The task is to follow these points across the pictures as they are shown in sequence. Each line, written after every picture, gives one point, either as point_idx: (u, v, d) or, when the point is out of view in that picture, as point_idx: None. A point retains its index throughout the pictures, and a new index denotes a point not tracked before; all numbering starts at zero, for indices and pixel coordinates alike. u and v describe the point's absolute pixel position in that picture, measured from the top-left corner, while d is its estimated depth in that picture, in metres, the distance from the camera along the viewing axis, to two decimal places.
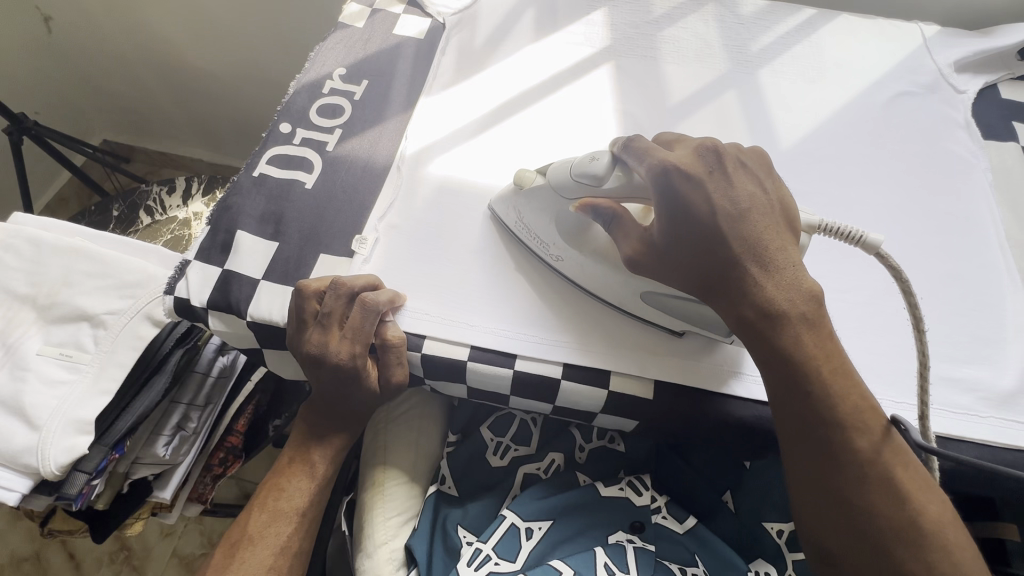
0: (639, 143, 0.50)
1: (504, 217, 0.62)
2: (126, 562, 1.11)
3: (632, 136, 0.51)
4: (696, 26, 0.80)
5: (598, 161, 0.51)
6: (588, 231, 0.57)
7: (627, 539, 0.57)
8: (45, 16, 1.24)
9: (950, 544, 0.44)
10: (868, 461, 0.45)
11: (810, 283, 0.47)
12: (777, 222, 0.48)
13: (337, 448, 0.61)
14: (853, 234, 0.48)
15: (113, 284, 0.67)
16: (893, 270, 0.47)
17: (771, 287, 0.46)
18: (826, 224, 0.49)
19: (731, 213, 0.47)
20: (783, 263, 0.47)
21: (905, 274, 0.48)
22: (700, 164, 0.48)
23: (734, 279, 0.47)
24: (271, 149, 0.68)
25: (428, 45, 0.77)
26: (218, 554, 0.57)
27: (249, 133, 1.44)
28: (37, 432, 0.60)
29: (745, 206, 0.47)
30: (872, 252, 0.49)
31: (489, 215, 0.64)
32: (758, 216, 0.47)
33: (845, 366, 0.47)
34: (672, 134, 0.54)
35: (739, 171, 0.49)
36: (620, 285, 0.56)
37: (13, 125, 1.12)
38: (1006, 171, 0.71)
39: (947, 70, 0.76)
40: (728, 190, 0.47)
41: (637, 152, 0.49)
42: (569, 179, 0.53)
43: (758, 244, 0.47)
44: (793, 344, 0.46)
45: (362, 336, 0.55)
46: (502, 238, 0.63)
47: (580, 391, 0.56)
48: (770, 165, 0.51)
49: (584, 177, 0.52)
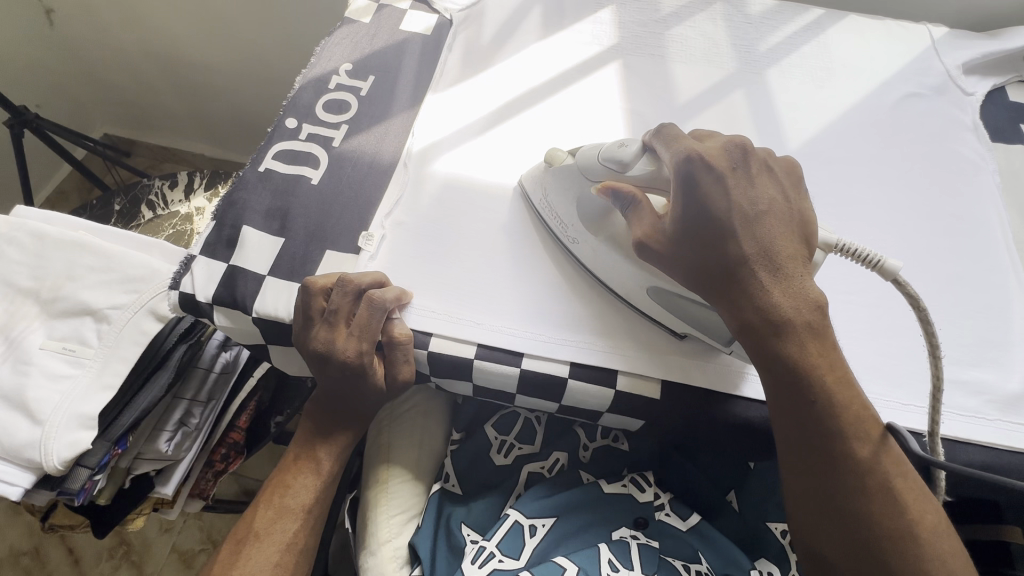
0: (671, 130, 0.51)
1: (531, 194, 0.63)
2: (125, 558, 1.11)
3: (664, 124, 0.52)
4: (704, 26, 0.80)
5: (627, 148, 0.52)
6: (609, 218, 0.56)
7: (631, 535, 0.57)
8: (46, 8, 1.24)
9: (947, 554, 0.44)
10: (868, 471, 0.45)
11: (817, 294, 0.47)
12: (790, 230, 0.48)
13: (343, 445, 0.61)
14: (872, 258, 0.48)
15: (118, 278, 0.66)
16: (912, 299, 0.47)
17: (779, 294, 0.46)
18: (843, 245, 0.49)
19: (747, 214, 0.47)
20: (792, 272, 0.46)
21: (922, 303, 0.47)
22: (724, 158, 0.48)
23: (737, 283, 0.47)
24: (277, 144, 0.68)
25: (434, 40, 0.76)
26: (224, 552, 0.57)
27: (251, 129, 1.44)
28: (39, 426, 0.59)
29: (763, 208, 0.47)
30: (888, 278, 0.48)
31: (516, 195, 0.65)
32: (773, 222, 0.47)
33: (848, 376, 0.47)
34: (705, 130, 0.54)
35: (762, 173, 0.49)
36: (631, 279, 0.56)
37: (14, 117, 1.11)
38: (1014, 174, 0.71)
39: (956, 72, 0.76)
40: (749, 189, 0.48)
41: (667, 137, 0.50)
42: (596, 162, 0.54)
43: (770, 249, 0.47)
44: (797, 355, 0.46)
45: (369, 333, 0.55)
46: (529, 217, 0.64)
47: (587, 391, 0.56)
48: (798, 178, 0.51)
49: (611, 161, 0.53)
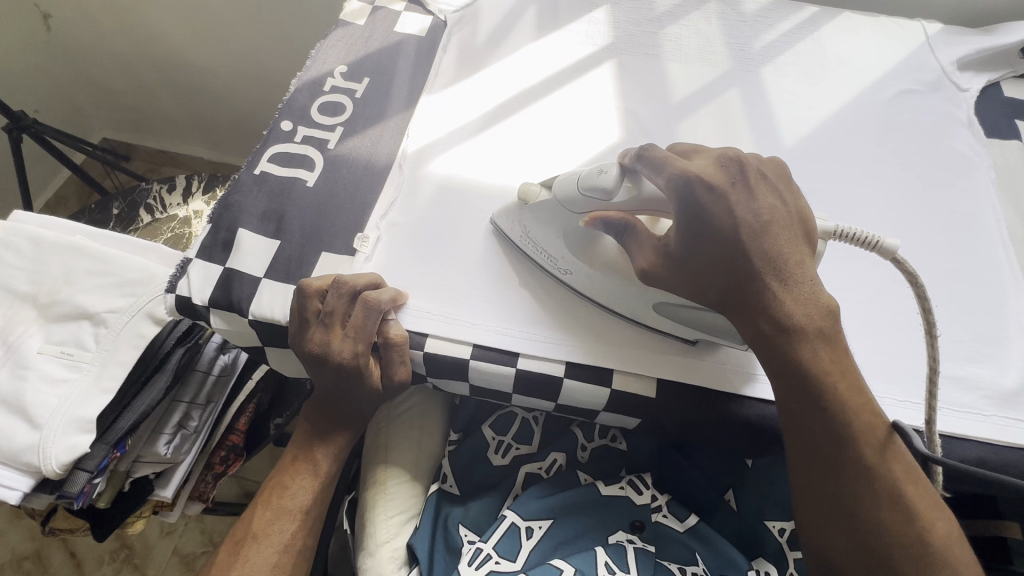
0: (655, 152, 0.49)
1: (508, 232, 0.61)
2: (126, 561, 1.11)
3: (645, 146, 0.50)
4: (698, 25, 0.80)
5: (607, 174, 0.52)
6: (597, 243, 0.57)
7: (627, 540, 0.57)
8: (44, 13, 1.24)
9: (956, 560, 0.44)
10: (876, 475, 0.45)
11: (828, 299, 0.47)
12: (796, 237, 0.47)
13: (340, 447, 0.61)
14: (869, 239, 0.47)
15: (115, 282, 0.67)
16: (910, 276, 0.46)
17: (790, 301, 0.46)
18: (841, 230, 0.49)
19: (753, 227, 0.46)
20: (802, 278, 0.46)
21: (921, 280, 0.46)
22: (723, 175, 0.47)
23: (752, 292, 0.47)
24: (272, 147, 0.68)
25: (429, 42, 0.76)
26: (224, 551, 0.58)
27: (248, 132, 1.44)
28: (38, 430, 0.60)
29: (766, 219, 0.47)
30: (888, 258, 0.48)
31: (490, 227, 0.63)
32: (779, 230, 0.47)
33: (859, 382, 0.47)
34: (687, 144, 0.54)
35: (761, 183, 0.48)
36: (630, 293, 0.56)
37: (13, 122, 1.11)
38: (1010, 169, 0.70)
39: (950, 67, 0.76)
40: (749, 202, 0.47)
41: (653, 161, 0.49)
42: (577, 193, 0.54)
43: (777, 258, 0.46)
44: (808, 359, 0.46)
45: (364, 335, 0.55)
46: (504, 249, 0.62)
47: (581, 390, 0.56)
48: (788, 177, 0.50)
49: (593, 190, 0.52)
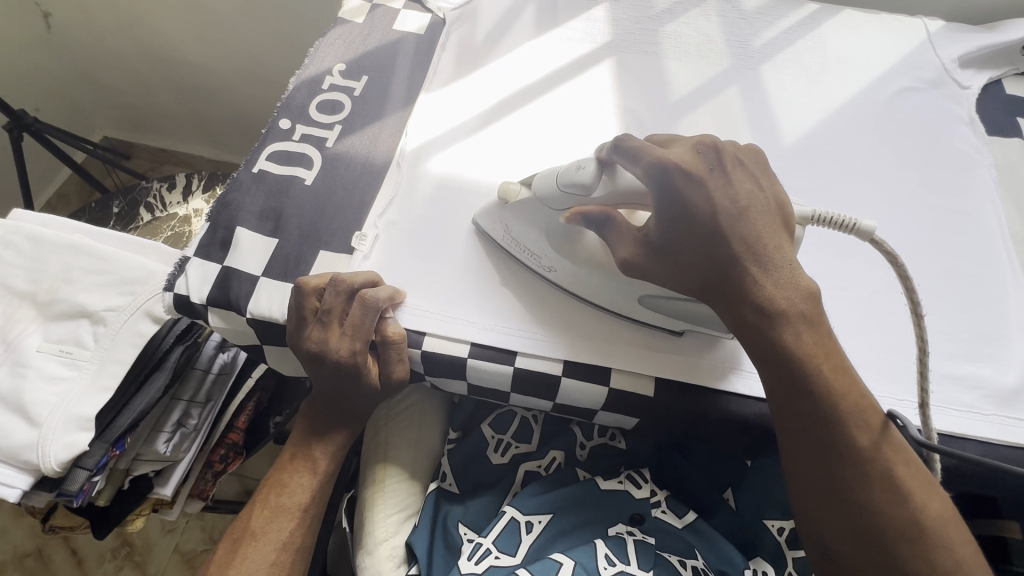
0: (631, 141, 0.48)
1: (491, 233, 0.60)
2: (128, 559, 1.11)
3: (621, 136, 0.49)
4: (697, 22, 0.80)
5: (585, 169, 0.50)
6: (579, 238, 0.56)
7: (627, 531, 0.57)
8: (44, 11, 1.24)
9: (953, 539, 0.44)
10: (869, 460, 0.45)
11: (809, 282, 0.47)
12: (773, 219, 0.48)
13: (337, 445, 0.61)
14: (848, 222, 0.48)
15: (114, 281, 0.67)
16: (888, 256, 0.47)
17: (773, 288, 0.46)
18: (819, 215, 0.49)
19: (731, 213, 0.47)
20: (783, 262, 0.46)
21: (899, 258, 0.47)
22: (701, 163, 0.47)
23: (738, 282, 0.47)
24: (271, 145, 0.68)
25: (427, 40, 0.76)
26: (221, 550, 0.58)
27: (248, 132, 1.45)
28: (37, 428, 0.60)
29: (745, 204, 0.47)
30: (866, 239, 0.48)
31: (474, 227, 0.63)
32: (756, 215, 0.47)
33: (844, 364, 0.47)
34: (664, 135, 0.53)
35: (738, 169, 0.48)
36: (627, 295, 0.56)
37: (13, 121, 1.11)
38: (1010, 167, 0.70)
39: (952, 65, 0.76)
40: (726, 187, 0.47)
41: (629, 152, 0.48)
42: (556, 190, 0.52)
43: (758, 244, 0.46)
44: (794, 343, 0.46)
45: (362, 332, 0.55)
46: (488, 248, 0.61)
47: (579, 388, 0.56)
48: (765, 161, 0.50)
49: (571, 186, 0.51)
